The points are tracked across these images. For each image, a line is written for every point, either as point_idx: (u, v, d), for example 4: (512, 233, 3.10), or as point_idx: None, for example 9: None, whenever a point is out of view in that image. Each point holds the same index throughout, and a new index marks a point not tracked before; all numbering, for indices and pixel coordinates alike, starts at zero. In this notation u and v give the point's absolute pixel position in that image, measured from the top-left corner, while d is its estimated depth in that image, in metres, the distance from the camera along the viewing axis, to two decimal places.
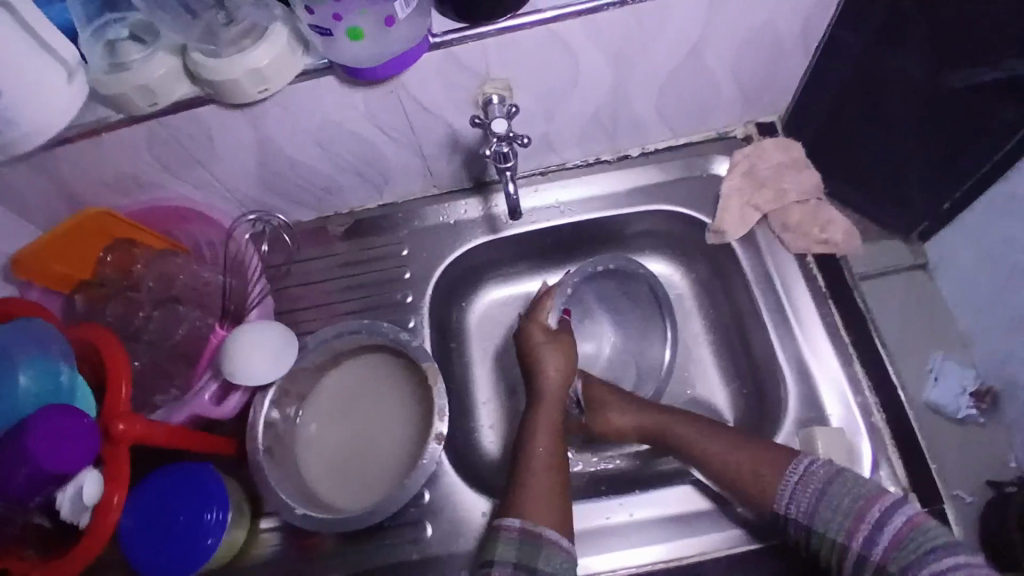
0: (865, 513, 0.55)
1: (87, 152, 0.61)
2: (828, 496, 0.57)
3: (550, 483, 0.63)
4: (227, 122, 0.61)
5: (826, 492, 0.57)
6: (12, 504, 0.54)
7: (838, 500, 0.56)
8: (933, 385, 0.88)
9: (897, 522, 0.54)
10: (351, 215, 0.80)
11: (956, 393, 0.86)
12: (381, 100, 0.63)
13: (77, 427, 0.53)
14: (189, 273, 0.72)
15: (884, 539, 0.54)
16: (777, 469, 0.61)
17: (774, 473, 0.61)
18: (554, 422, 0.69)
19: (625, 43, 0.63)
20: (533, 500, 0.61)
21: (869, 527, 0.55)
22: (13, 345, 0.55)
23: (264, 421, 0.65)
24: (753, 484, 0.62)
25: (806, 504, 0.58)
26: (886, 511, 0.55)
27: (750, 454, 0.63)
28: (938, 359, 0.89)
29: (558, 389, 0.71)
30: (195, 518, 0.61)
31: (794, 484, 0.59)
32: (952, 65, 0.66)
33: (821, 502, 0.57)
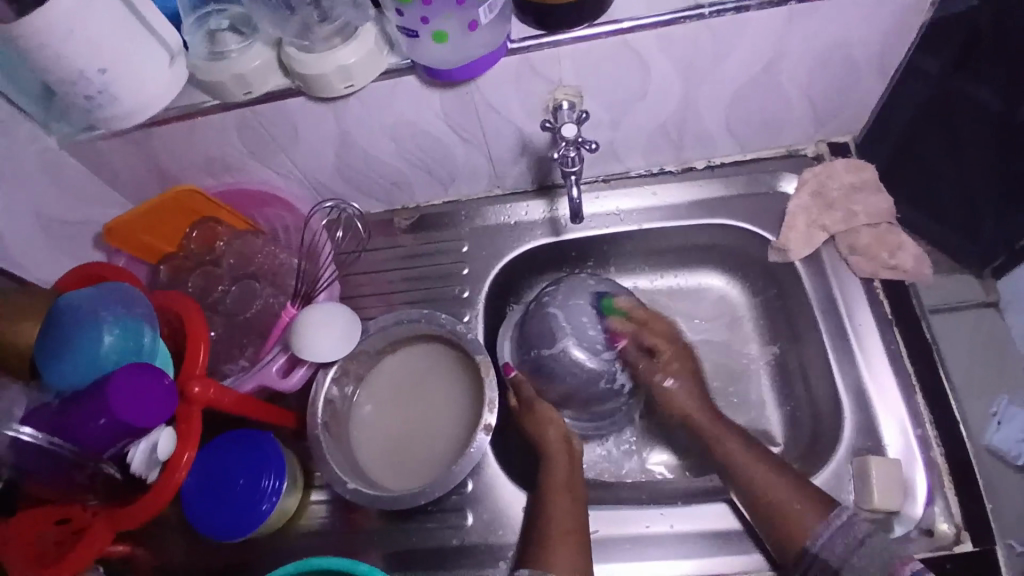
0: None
1: (184, 135, 0.67)
2: (865, 549, 0.58)
3: (568, 531, 0.63)
4: (312, 114, 0.65)
5: (837, 574, 0.58)
6: (87, 452, 0.58)
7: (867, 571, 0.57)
8: (996, 428, 0.83)
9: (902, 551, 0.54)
10: (417, 209, 0.83)
11: (1018, 439, 0.81)
12: (457, 101, 0.65)
13: (155, 385, 0.57)
14: (267, 253, 0.76)
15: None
16: (816, 516, 0.61)
17: (812, 522, 0.61)
18: (566, 482, 0.67)
19: (699, 57, 0.64)
20: (557, 549, 0.61)
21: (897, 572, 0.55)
22: (104, 305, 0.60)
23: (323, 398, 0.68)
24: (784, 514, 0.62)
25: (837, 556, 0.59)
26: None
27: (792, 489, 0.63)
28: (1003, 403, 0.84)
29: (561, 453, 0.69)
30: (253, 484, 0.65)
31: (825, 535, 0.60)
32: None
33: (845, 565, 0.58)
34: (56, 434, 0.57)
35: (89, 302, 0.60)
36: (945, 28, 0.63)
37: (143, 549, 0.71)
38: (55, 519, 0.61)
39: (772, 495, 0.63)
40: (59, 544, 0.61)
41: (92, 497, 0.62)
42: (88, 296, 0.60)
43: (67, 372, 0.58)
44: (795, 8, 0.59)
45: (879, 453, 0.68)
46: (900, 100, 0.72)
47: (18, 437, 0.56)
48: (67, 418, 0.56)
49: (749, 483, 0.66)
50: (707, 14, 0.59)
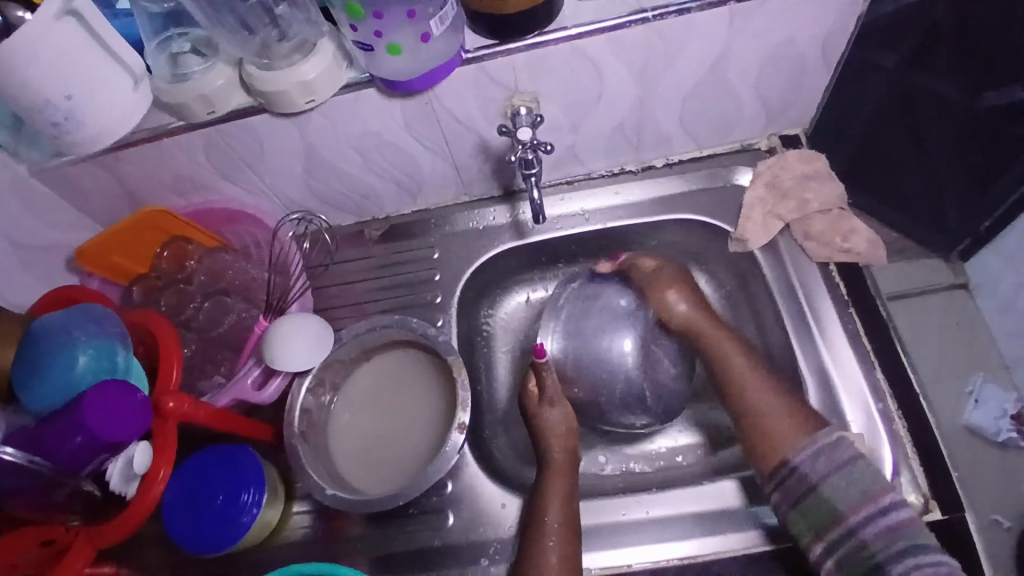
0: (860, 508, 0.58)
1: (149, 155, 0.68)
2: (834, 479, 0.59)
3: (565, 534, 0.64)
4: (276, 130, 0.67)
5: (814, 490, 0.60)
6: (66, 472, 0.58)
7: (843, 492, 0.59)
8: (973, 406, 0.88)
9: (887, 521, 0.57)
10: (387, 220, 0.85)
11: (996, 416, 0.86)
12: (418, 111, 0.67)
13: (132, 401, 0.58)
14: (237, 269, 0.77)
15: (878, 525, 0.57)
16: (793, 431, 0.64)
17: (785, 445, 0.63)
18: (567, 486, 0.67)
19: (648, 59, 0.66)
20: (549, 560, 0.62)
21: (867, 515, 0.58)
22: (76, 326, 0.61)
23: (299, 408, 0.69)
24: (771, 427, 0.65)
25: (819, 473, 0.60)
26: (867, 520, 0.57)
27: (778, 406, 0.66)
28: (978, 383, 0.89)
29: (563, 448, 0.71)
30: (232, 499, 0.65)
31: (807, 452, 0.62)
32: (987, 85, 0.70)
33: (823, 483, 0.60)
34: (34, 453, 0.57)
35: (61, 324, 0.60)
36: (900, 22, 0.68)
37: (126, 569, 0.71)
38: (38, 541, 0.61)
39: (752, 395, 0.68)
40: (40, 563, 0.62)
41: (74, 517, 0.62)
42: (60, 319, 0.61)
43: (43, 392, 0.58)
44: (734, 8, 0.62)
45: (844, 430, 0.70)
46: (859, 96, 0.77)
47: None
48: (44, 437, 0.56)
49: (742, 398, 0.69)
50: (652, 18, 0.62)
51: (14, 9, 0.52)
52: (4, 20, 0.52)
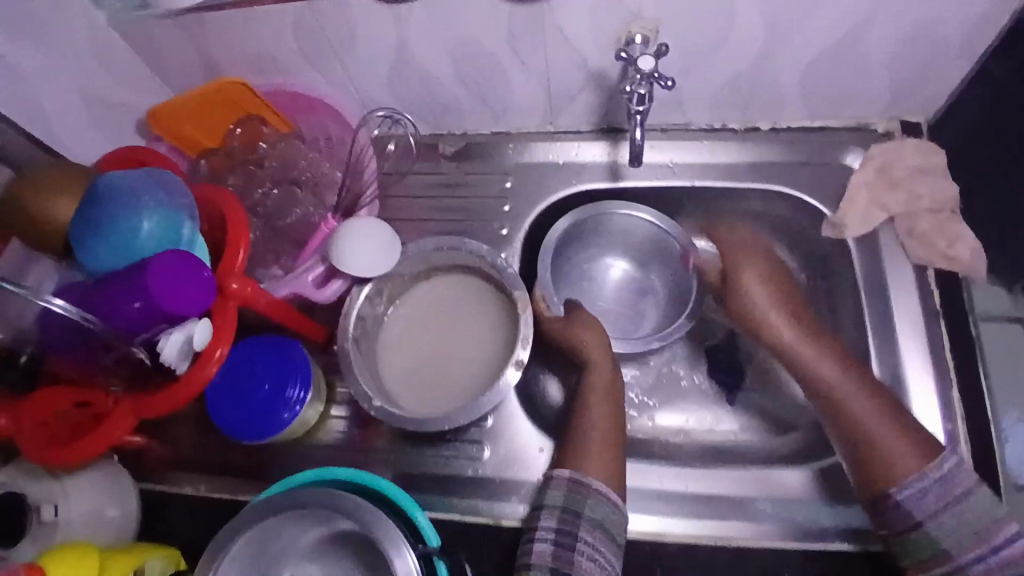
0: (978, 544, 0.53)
1: (235, 23, 0.64)
2: (955, 509, 0.54)
3: (608, 443, 0.62)
4: (372, 16, 0.62)
5: (919, 527, 0.55)
6: (118, 334, 0.57)
7: (966, 531, 0.53)
8: None
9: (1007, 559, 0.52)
10: (464, 137, 0.80)
11: None
12: (527, 21, 0.62)
13: (194, 276, 0.56)
14: (310, 160, 0.74)
15: (993, 560, 0.52)
16: (915, 462, 0.56)
17: (913, 463, 0.56)
18: (601, 396, 0.65)
19: (790, 3, 0.60)
20: (591, 459, 0.60)
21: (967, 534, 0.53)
22: (146, 191, 0.59)
23: (356, 313, 0.67)
24: (887, 453, 0.58)
25: (924, 511, 0.55)
26: (978, 558, 0.53)
27: (895, 430, 0.59)
28: None
29: (598, 359, 0.67)
30: (276, 391, 0.65)
31: (915, 489, 0.55)
32: None
33: (930, 521, 0.54)
34: (93, 311, 0.56)
35: (130, 186, 0.58)
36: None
37: (158, 442, 0.72)
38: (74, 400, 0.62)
39: (870, 425, 0.60)
40: (77, 425, 0.62)
41: (116, 384, 0.63)
42: (132, 181, 0.59)
43: (107, 250, 0.57)
44: None
45: None
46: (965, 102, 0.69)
47: (50, 306, 0.54)
48: (103, 296, 0.56)
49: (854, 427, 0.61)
50: None
51: None
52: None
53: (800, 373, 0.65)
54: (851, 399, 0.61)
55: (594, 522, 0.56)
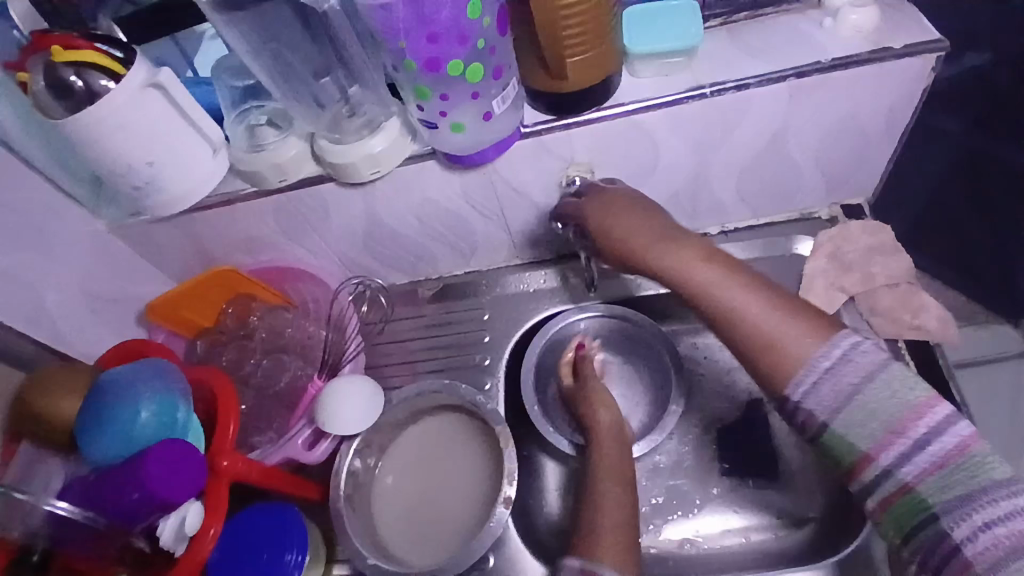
0: (897, 438, 0.47)
1: (220, 218, 0.72)
2: (860, 399, 0.48)
3: (621, 531, 0.61)
4: (340, 197, 0.70)
5: (827, 429, 0.50)
6: (120, 525, 0.60)
7: (864, 424, 0.48)
8: None
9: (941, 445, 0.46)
10: (440, 279, 0.86)
11: None
12: (476, 181, 0.69)
13: (190, 460, 0.60)
14: (298, 327, 0.79)
15: (921, 459, 0.46)
16: (812, 340, 0.52)
17: (802, 350, 0.52)
18: (615, 471, 0.67)
19: (706, 132, 0.67)
20: (606, 543, 0.59)
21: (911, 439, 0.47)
22: (144, 382, 0.63)
23: (346, 470, 0.69)
24: (786, 337, 0.53)
25: (831, 403, 0.50)
26: (905, 456, 0.47)
27: (799, 325, 0.53)
28: None
29: (609, 441, 0.70)
30: (276, 557, 0.66)
31: (808, 384, 0.51)
32: None
33: (849, 407, 0.49)
34: (92, 505, 0.59)
35: (129, 379, 0.63)
36: None
37: None
38: None
39: (734, 317, 0.56)
40: None
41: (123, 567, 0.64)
42: (130, 373, 0.64)
43: (109, 445, 0.61)
44: (795, 83, 0.62)
45: None
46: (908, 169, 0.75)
47: (53, 511, 0.57)
48: (103, 491, 0.59)
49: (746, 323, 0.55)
50: (710, 94, 0.63)
51: (95, 78, 0.56)
52: (85, 85, 0.55)
53: (642, 266, 0.62)
54: (700, 276, 0.58)
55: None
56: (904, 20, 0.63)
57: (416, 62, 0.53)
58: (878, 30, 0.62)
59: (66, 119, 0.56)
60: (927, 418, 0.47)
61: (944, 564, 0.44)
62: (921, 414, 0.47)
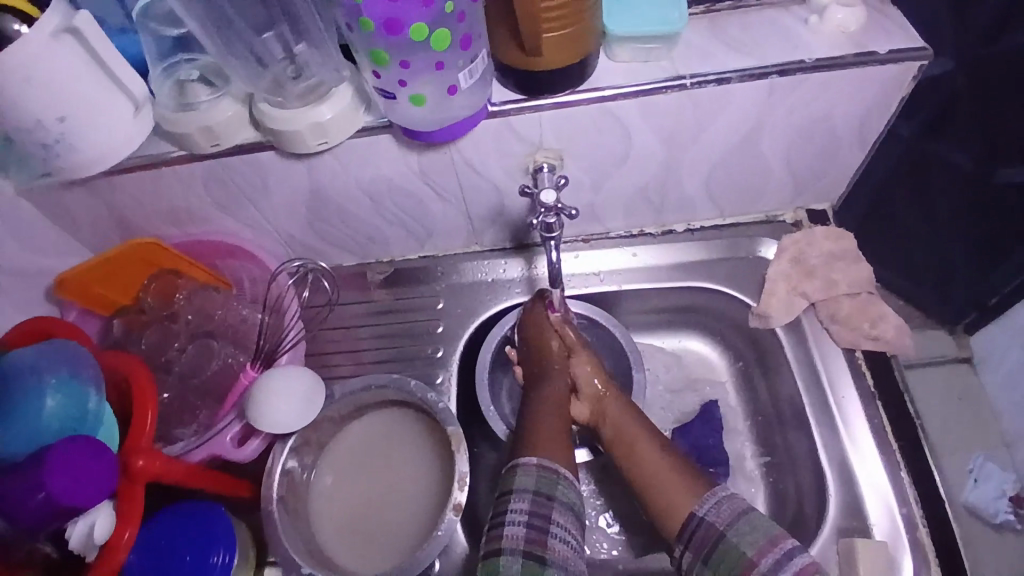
0: (768, 551, 0.52)
1: (144, 184, 0.64)
2: (748, 518, 0.55)
3: (560, 438, 0.64)
4: (283, 167, 0.63)
5: (723, 538, 0.54)
6: (25, 531, 0.52)
7: (751, 536, 0.53)
8: (973, 485, 0.94)
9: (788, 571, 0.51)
10: (391, 263, 0.80)
11: (995, 496, 0.92)
12: (436, 161, 0.64)
13: (100, 459, 0.53)
14: (228, 310, 0.72)
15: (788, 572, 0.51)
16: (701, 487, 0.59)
17: (690, 497, 0.58)
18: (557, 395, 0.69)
19: (681, 125, 0.63)
20: (550, 447, 0.62)
21: (779, 554, 0.52)
22: (47, 368, 0.55)
23: (281, 469, 0.63)
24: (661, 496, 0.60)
25: (723, 520, 0.55)
26: (776, 566, 0.52)
27: (691, 476, 0.60)
28: (979, 461, 0.96)
29: (558, 359, 0.71)
30: (200, 560, 0.60)
31: (709, 506, 0.57)
32: (1003, 161, 0.74)
33: (730, 530, 0.54)
34: None
35: (29, 365, 0.55)
36: (920, 92, 0.73)
37: None
38: None
39: (648, 464, 0.62)
40: None
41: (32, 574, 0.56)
42: (30, 358, 0.56)
43: (4, 442, 0.53)
44: (775, 82, 0.59)
45: (866, 532, 0.65)
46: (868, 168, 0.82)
47: None
48: None
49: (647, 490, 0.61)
50: (688, 85, 0.59)
51: (7, 22, 0.48)
52: None
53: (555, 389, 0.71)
54: (625, 430, 0.66)
55: (566, 504, 0.58)
56: (888, 23, 0.61)
57: (373, 23, 0.47)
58: (861, 32, 0.60)
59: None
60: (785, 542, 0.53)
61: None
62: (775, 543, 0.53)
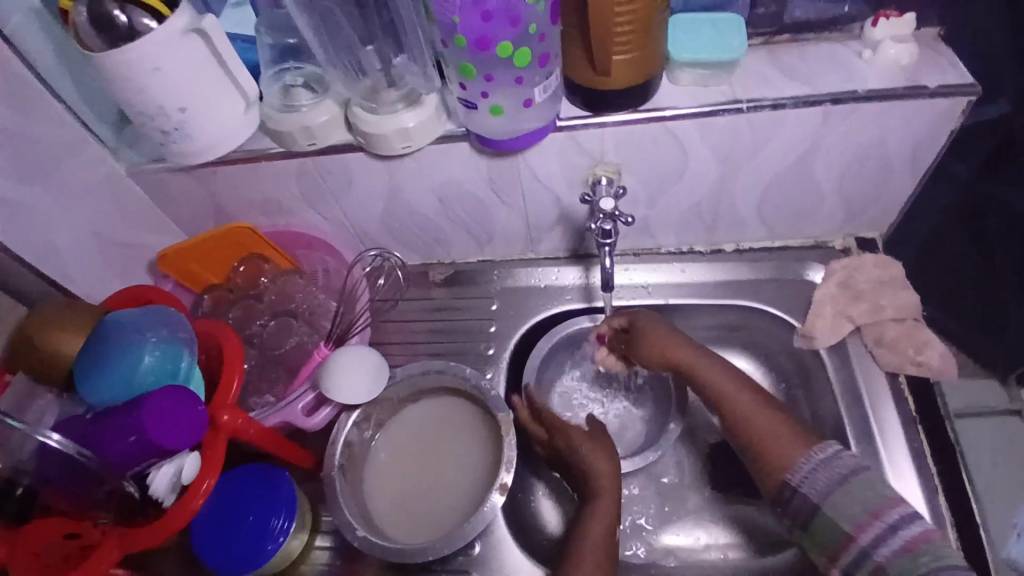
0: (868, 525, 0.55)
1: (242, 175, 0.72)
2: (845, 489, 0.57)
3: (604, 547, 0.63)
4: (367, 168, 0.70)
5: (819, 510, 0.58)
6: (111, 468, 0.59)
7: (848, 509, 0.56)
8: (1018, 539, 0.92)
9: (894, 540, 0.54)
10: (452, 264, 0.86)
11: None
12: (502, 168, 0.69)
13: (190, 412, 0.59)
14: (306, 293, 0.79)
15: (893, 543, 0.54)
16: (803, 446, 0.61)
17: (795, 455, 0.61)
18: (610, 490, 0.66)
19: (735, 147, 0.68)
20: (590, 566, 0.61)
21: (882, 526, 0.55)
22: (150, 328, 0.63)
23: (343, 440, 0.69)
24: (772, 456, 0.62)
25: (819, 491, 0.58)
26: (877, 540, 0.55)
27: (792, 431, 0.63)
28: None
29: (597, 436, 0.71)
30: (262, 521, 0.65)
31: (805, 474, 0.60)
32: None
33: (826, 502, 0.58)
34: (86, 446, 0.58)
35: (136, 323, 0.63)
36: (974, 133, 0.70)
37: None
38: (64, 533, 0.59)
39: (751, 421, 0.64)
40: (63, 559, 0.59)
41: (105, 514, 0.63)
42: (136, 318, 0.64)
43: (109, 387, 0.60)
44: (829, 109, 0.63)
45: None
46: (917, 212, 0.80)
47: (45, 442, 0.56)
48: (99, 432, 0.58)
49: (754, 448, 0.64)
50: (745, 109, 0.63)
51: (139, 15, 0.55)
52: (127, 21, 0.55)
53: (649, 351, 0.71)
54: (718, 390, 0.67)
55: None
56: (942, 60, 0.64)
57: (467, 40, 0.53)
58: (916, 64, 0.63)
59: (104, 53, 0.55)
60: (900, 508, 0.56)
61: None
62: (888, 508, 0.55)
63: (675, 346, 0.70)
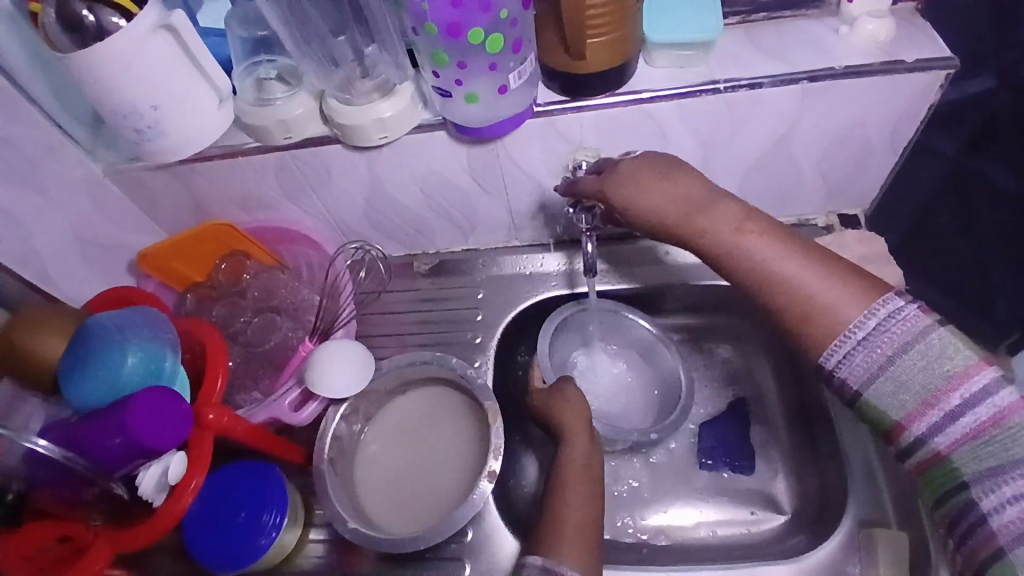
0: (920, 414, 0.48)
1: (220, 170, 0.71)
2: (891, 375, 0.49)
3: (582, 520, 0.61)
4: (345, 160, 0.69)
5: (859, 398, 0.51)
6: (100, 470, 0.59)
7: (898, 398, 0.49)
8: None
9: (964, 419, 0.47)
10: (436, 254, 0.86)
11: None
12: (482, 156, 0.69)
13: (174, 410, 0.59)
14: (289, 288, 0.79)
15: (953, 430, 0.47)
16: (858, 306, 0.51)
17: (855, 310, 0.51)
18: (581, 467, 0.65)
19: (714, 127, 0.67)
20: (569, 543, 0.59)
21: (941, 412, 0.48)
22: (131, 328, 0.63)
23: (331, 433, 0.69)
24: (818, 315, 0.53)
25: (861, 377, 0.50)
26: (933, 429, 0.48)
27: (842, 289, 0.52)
28: None
29: (575, 412, 0.69)
30: (253, 517, 0.66)
31: (842, 357, 0.51)
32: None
33: (868, 391, 0.50)
34: (73, 450, 0.58)
35: (116, 324, 0.62)
36: (963, 109, 0.70)
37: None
38: (57, 536, 0.60)
39: (784, 275, 0.55)
40: (59, 560, 0.60)
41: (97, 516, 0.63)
42: (117, 319, 0.63)
43: (91, 391, 0.60)
44: (807, 87, 0.63)
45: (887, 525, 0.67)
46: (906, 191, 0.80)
47: (34, 448, 0.57)
48: (83, 435, 0.58)
49: (796, 302, 0.54)
50: (723, 89, 0.63)
51: (107, 14, 0.54)
52: (96, 22, 0.54)
53: (667, 239, 0.62)
54: (738, 245, 0.57)
55: None
56: (918, 34, 0.64)
57: (437, 28, 0.53)
58: (892, 40, 0.63)
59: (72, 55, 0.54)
60: (962, 387, 0.47)
61: (974, 528, 0.47)
62: (954, 385, 0.47)
63: (695, 220, 0.58)
